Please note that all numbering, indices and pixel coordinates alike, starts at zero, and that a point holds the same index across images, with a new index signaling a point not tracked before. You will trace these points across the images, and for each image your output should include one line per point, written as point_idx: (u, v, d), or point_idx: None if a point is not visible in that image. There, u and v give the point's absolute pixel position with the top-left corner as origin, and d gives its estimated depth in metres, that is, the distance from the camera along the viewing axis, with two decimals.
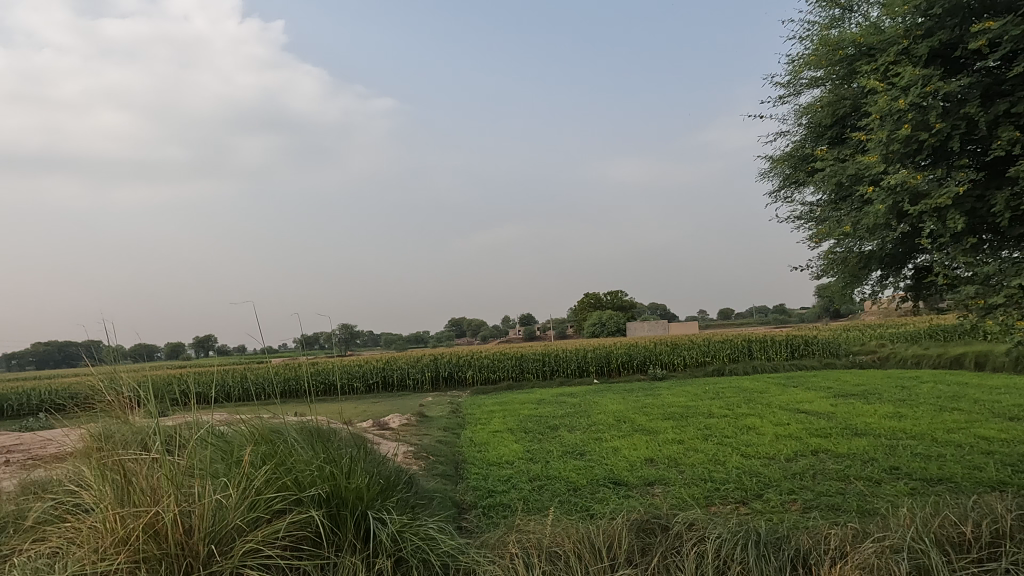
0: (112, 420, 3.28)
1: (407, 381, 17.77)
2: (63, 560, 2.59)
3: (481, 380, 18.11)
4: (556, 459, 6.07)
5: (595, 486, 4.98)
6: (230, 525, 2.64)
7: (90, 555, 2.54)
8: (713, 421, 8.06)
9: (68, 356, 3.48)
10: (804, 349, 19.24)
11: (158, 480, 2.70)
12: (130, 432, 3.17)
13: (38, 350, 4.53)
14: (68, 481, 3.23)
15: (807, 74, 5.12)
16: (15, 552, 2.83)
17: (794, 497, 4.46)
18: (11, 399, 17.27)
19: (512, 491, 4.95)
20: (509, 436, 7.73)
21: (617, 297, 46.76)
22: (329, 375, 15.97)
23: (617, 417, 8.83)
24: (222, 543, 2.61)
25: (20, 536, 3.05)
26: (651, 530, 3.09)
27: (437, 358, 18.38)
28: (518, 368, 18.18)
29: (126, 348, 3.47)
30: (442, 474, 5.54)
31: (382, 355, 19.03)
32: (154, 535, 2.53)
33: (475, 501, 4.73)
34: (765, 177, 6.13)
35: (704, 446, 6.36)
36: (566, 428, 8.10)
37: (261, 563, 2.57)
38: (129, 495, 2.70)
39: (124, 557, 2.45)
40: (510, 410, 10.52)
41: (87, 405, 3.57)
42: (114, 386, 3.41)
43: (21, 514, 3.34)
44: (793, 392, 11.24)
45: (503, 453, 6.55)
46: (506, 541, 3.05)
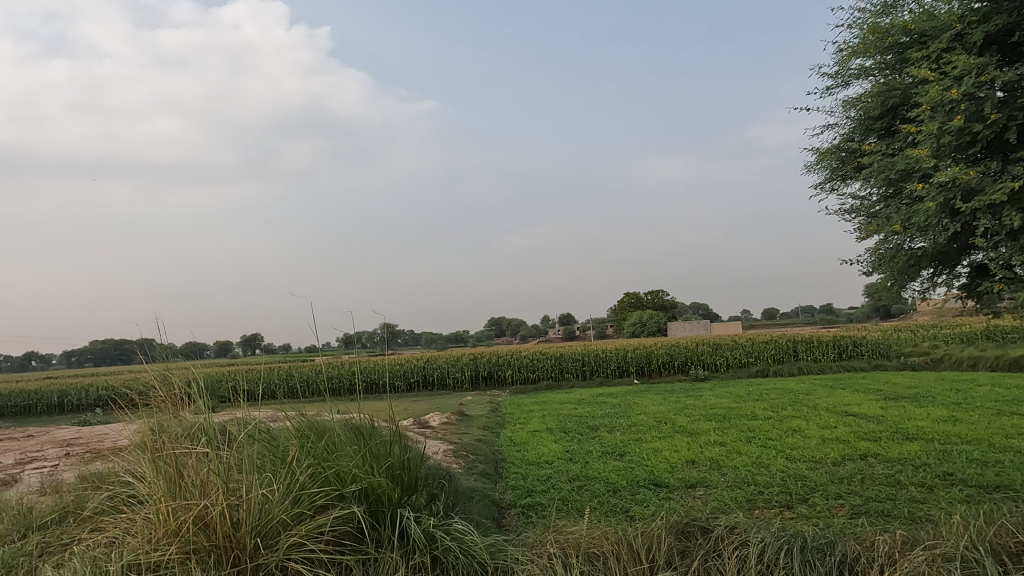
0: (164, 415, 3.40)
1: (447, 380, 18.02)
2: (118, 549, 2.70)
3: (520, 379, 18.16)
4: (595, 460, 6.04)
5: (635, 487, 4.94)
6: (275, 519, 2.72)
7: (144, 545, 2.65)
8: (756, 424, 7.89)
9: (125, 353, 3.64)
10: (852, 350, 18.69)
11: (206, 474, 2.81)
12: (181, 427, 3.29)
13: (98, 347, 4.75)
14: (122, 475, 3.36)
15: (855, 64, 4.94)
16: (75, 541, 2.97)
17: (841, 502, 4.34)
18: (71, 394, 18.11)
19: (551, 491, 4.93)
20: (548, 436, 7.72)
21: (658, 296, 46.29)
22: (371, 373, 16.27)
23: (658, 418, 8.73)
24: (268, 536, 2.69)
25: (79, 525, 3.17)
26: (691, 533, 3.05)
27: (476, 357, 18.51)
28: (557, 368, 18.14)
29: (178, 346, 3.61)
30: (481, 472, 5.58)
31: (422, 354, 19.30)
32: (204, 527, 2.63)
33: (514, 500, 4.74)
34: (810, 172, 5.95)
35: (747, 449, 6.22)
36: (605, 429, 8.05)
37: (305, 557, 2.63)
38: (181, 488, 2.81)
39: (176, 548, 2.58)
40: (549, 410, 10.53)
41: (142, 401, 3.72)
42: (167, 384, 3.55)
43: (79, 504, 3.47)
44: (840, 394, 10.92)
45: (541, 452, 6.55)
46: (544, 540, 3.04)
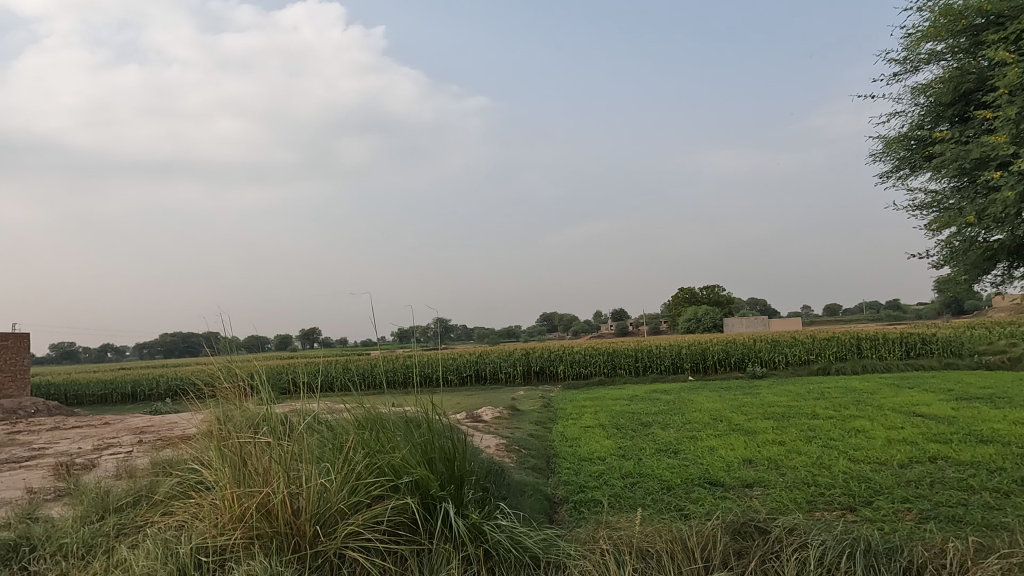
0: (229, 405, 3.55)
1: (500, 374, 18.17)
2: (187, 532, 2.84)
3: (572, 375, 18.12)
4: (649, 457, 5.98)
5: (689, 485, 4.86)
6: (333, 508, 2.80)
7: (211, 529, 2.77)
8: (816, 423, 7.65)
9: (194, 345, 3.81)
10: (921, 348, 17.87)
11: (269, 462, 2.92)
12: (245, 416, 3.43)
13: (169, 339, 4.98)
14: (191, 461, 3.52)
15: (925, 48, 4.72)
16: (147, 523, 3.13)
17: (908, 506, 4.16)
18: (143, 384, 19.06)
19: (603, 487, 4.91)
20: (601, 431, 7.68)
21: (714, 292, 45.36)
22: (425, 367, 16.53)
23: (713, 416, 8.57)
24: (326, 524, 2.77)
25: (152, 508, 3.34)
26: (748, 533, 2.99)
27: (528, 352, 18.57)
28: (609, 363, 18.01)
29: (241, 339, 3.75)
30: (534, 467, 5.60)
31: (475, 349, 19.49)
32: (266, 513, 2.74)
33: (567, 496, 4.74)
34: (875, 162, 5.71)
35: (807, 449, 6.04)
36: (659, 426, 7.95)
37: (361, 545, 2.70)
38: (245, 475, 2.93)
39: (240, 533, 2.70)
40: (602, 406, 10.47)
41: (209, 391, 3.89)
42: (232, 376, 3.71)
43: (151, 489, 3.65)
44: (908, 394, 10.47)
45: (594, 448, 6.52)
46: (597, 536, 3.03)
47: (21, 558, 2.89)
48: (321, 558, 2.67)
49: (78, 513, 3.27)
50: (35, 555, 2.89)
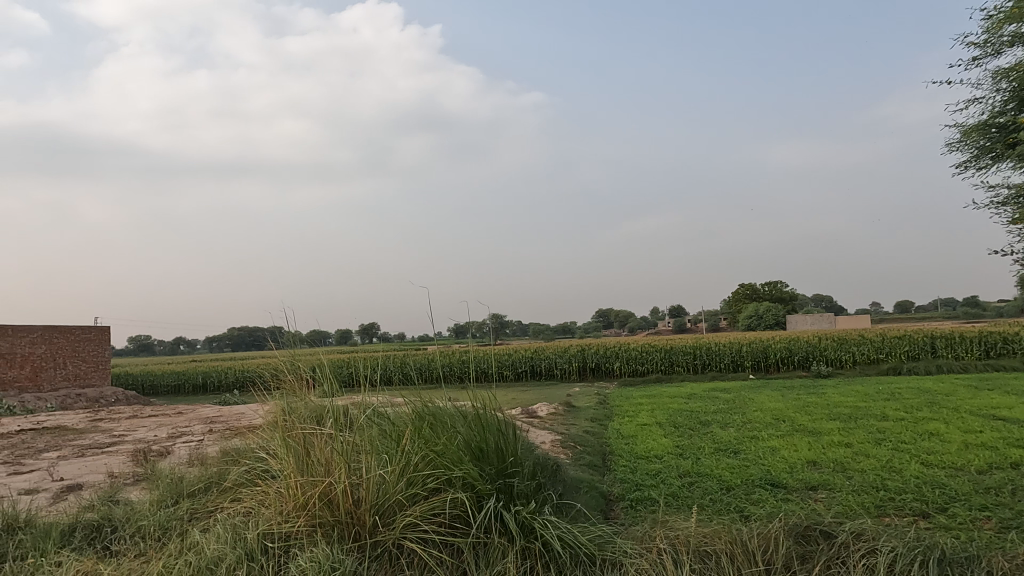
0: (293, 397, 3.67)
1: (555, 370, 18.20)
2: (255, 518, 2.95)
3: (628, 372, 17.94)
4: (707, 456, 5.86)
5: (750, 486, 4.74)
6: (392, 499, 2.86)
7: (276, 516, 2.88)
8: (886, 425, 7.32)
9: (260, 339, 3.95)
10: (1002, 348, 16.86)
11: (331, 453, 3.00)
12: (308, 408, 3.54)
13: (237, 333, 5.19)
14: (257, 451, 3.66)
15: (1008, 30, 4.44)
16: (218, 509, 3.28)
17: (987, 515, 3.94)
18: (213, 376, 19.92)
19: (661, 486, 4.84)
20: (658, 430, 7.57)
21: (777, 288, 44.02)
22: (481, 362, 16.67)
23: (775, 415, 8.32)
24: (385, 515, 2.84)
25: (222, 495, 3.49)
26: (812, 537, 2.89)
27: (584, 348, 18.49)
28: (667, 361, 17.74)
29: (304, 334, 3.86)
30: (589, 464, 5.57)
31: (530, 345, 19.53)
32: (328, 502, 2.82)
33: (623, 493, 4.69)
34: (952, 151, 5.42)
35: (877, 452, 5.79)
36: (718, 425, 7.78)
37: (419, 537, 2.76)
38: (308, 465, 3.03)
39: (304, 521, 2.79)
40: (659, 404, 10.33)
41: (274, 383, 4.03)
42: (295, 369, 3.83)
43: (221, 476, 3.81)
44: (987, 396, 9.89)
45: (651, 446, 6.44)
46: (654, 535, 2.99)
47: (103, 538, 3.07)
48: (380, 547, 2.73)
49: (154, 497, 3.45)
50: (116, 536, 3.06)
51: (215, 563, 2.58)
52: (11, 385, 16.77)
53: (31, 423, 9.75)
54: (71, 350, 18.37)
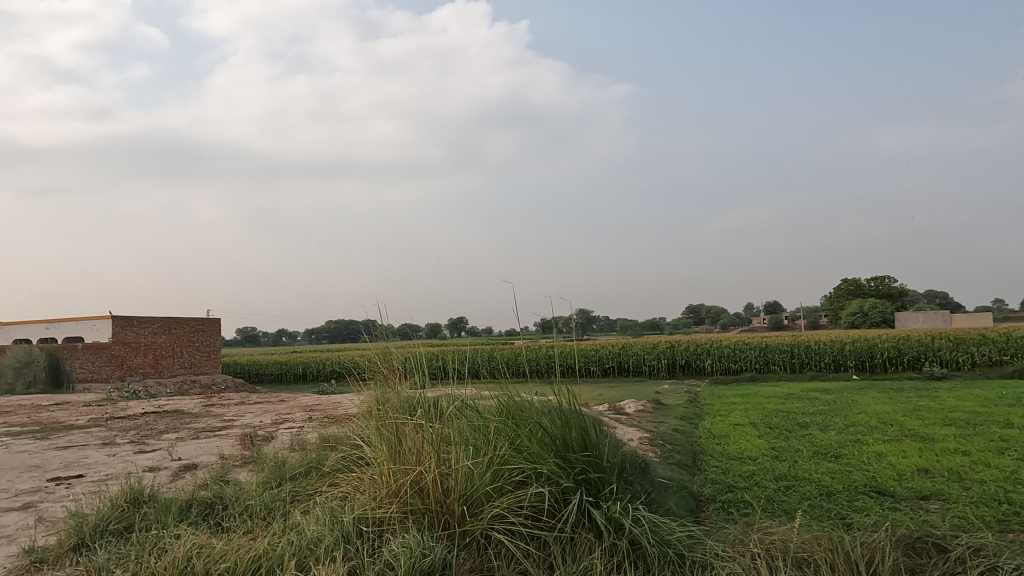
0: (385, 387, 3.81)
1: (643, 367, 17.95)
2: (350, 503, 3.08)
3: (720, 370, 17.40)
4: (806, 460, 5.58)
5: (853, 493, 4.48)
6: (479, 489, 2.91)
7: (370, 501, 3.00)
8: (1011, 433, 6.71)
9: (355, 332, 4.12)
10: None
11: (421, 443, 3.09)
12: (400, 399, 3.66)
13: (334, 326, 5.43)
14: (352, 438, 3.82)
15: None
16: (317, 492, 3.45)
17: None
18: (313, 366, 20.97)
19: (755, 489, 4.65)
20: (752, 430, 7.30)
21: (884, 283, 41.30)
22: (567, 358, 16.66)
23: (882, 419, 7.82)
24: (473, 505, 2.89)
25: (321, 479, 3.67)
26: (923, 550, 2.70)
27: (673, 345, 18.10)
28: (761, 359, 17.05)
29: (396, 327, 3.99)
30: (679, 463, 5.44)
31: (618, 340, 19.32)
32: (418, 490, 2.91)
33: (714, 495, 4.55)
34: None
35: (999, 462, 5.32)
36: (818, 427, 7.40)
37: (506, 529, 2.79)
38: (400, 453, 3.14)
39: (396, 507, 2.89)
40: (754, 404, 9.95)
41: (368, 374, 4.19)
42: (388, 361, 3.98)
43: (320, 461, 4.00)
44: None
45: (744, 447, 6.22)
46: (747, 539, 2.89)
47: (216, 514, 3.30)
48: (468, 536, 2.79)
49: (260, 479, 3.68)
50: (227, 513, 3.28)
51: (315, 543, 2.72)
52: (137, 371, 18.37)
53: (155, 407, 10.63)
54: (187, 340, 19.87)
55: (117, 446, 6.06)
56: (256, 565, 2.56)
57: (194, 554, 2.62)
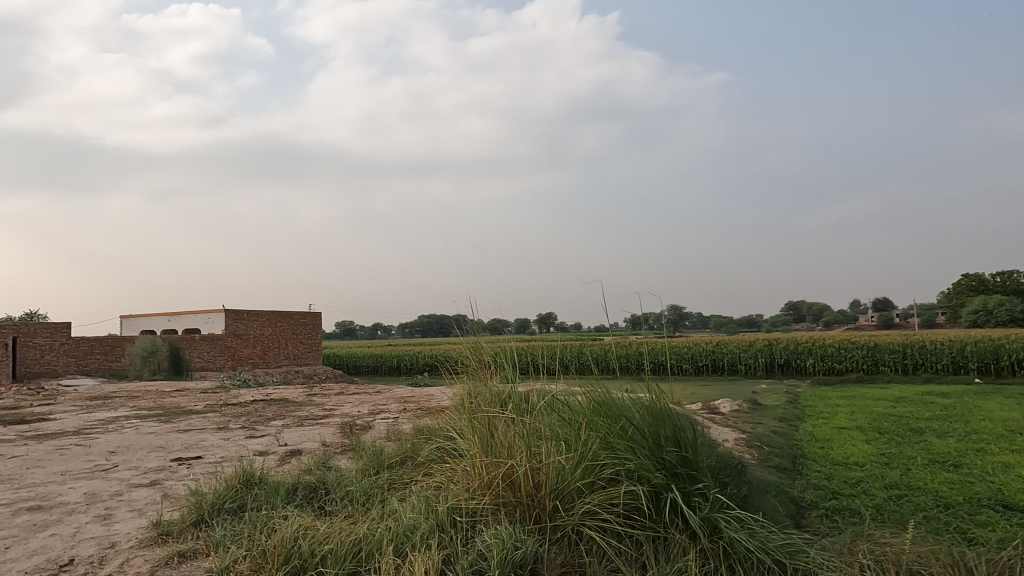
0: (477, 380, 3.88)
1: (739, 366, 17.35)
2: (444, 492, 3.16)
3: (823, 370, 16.51)
4: (921, 468, 5.20)
5: (976, 506, 4.13)
6: (570, 485, 2.91)
7: (463, 492, 3.06)
8: None
9: (447, 326, 4.22)
10: None
11: (512, 437, 3.13)
12: (491, 392, 3.71)
13: (427, 321, 5.58)
14: (445, 430, 3.92)
15: None
16: (413, 481, 3.56)
17: None
18: (407, 360, 21.66)
19: (862, 497, 4.39)
20: (859, 435, 6.88)
21: (1012, 279, 37.74)
22: (659, 355, 16.34)
23: (1010, 427, 7.15)
24: (565, 500, 2.90)
25: (416, 468, 3.79)
26: None
27: (771, 343, 17.38)
28: (870, 360, 16.03)
29: (485, 322, 4.05)
30: (778, 466, 5.21)
31: (712, 338, 18.75)
32: (510, 483, 2.95)
33: (816, 501, 4.33)
34: None
35: None
36: (934, 433, 6.88)
37: (598, 525, 2.78)
38: (492, 446, 3.18)
39: (489, 499, 2.94)
40: (861, 406, 9.38)
41: (460, 368, 4.28)
42: (478, 355, 4.05)
43: (415, 451, 4.13)
44: None
45: (850, 452, 5.87)
46: (855, 548, 2.73)
47: (319, 498, 3.48)
48: (560, 531, 2.80)
49: (360, 466, 3.84)
50: (329, 498, 3.45)
51: (411, 531, 2.80)
52: (247, 361, 19.65)
53: (264, 395, 11.32)
54: (292, 332, 21.04)
55: (230, 430, 6.51)
56: (356, 548, 2.67)
57: (300, 534, 2.76)
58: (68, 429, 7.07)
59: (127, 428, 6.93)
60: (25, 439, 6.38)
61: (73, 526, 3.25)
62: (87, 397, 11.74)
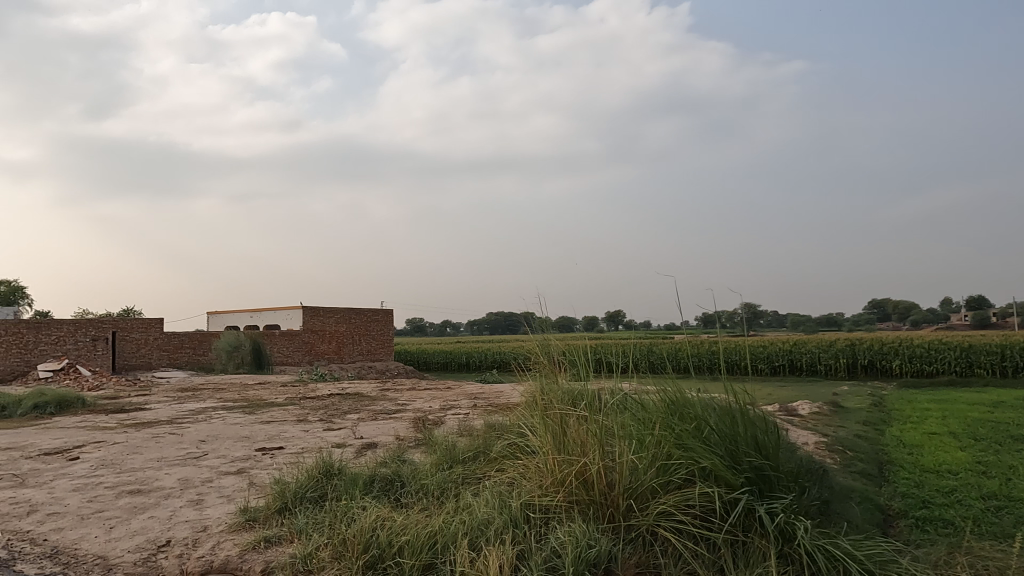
0: (548, 378, 3.88)
1: (818, 366, 16.68)
2: (518, 488, 3.18)
3: (911, 372, 15.65)
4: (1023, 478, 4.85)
5: None
6: (645, 485, 2.87)
7: (537, 488, 3.07)
8: None
9: (517, 323, 4.24)
10: None
11: (585, 434, 3.11)
12: (563, 390, 3.70)
13: (496, 318, 5.62)
14: (517, 426, 3.93)
15: None
16: (486, 477, 3.60)
17: None
18: (476, 356, 21.92)
19: (957, 507, 4.13)
20: (952, 441, 6.48)
21: None
22: (732, 354, 15.91)
23: None
24: (639, 500, 2.86)
25: (489, 464, 3.83)
26: None
27: (853, 342, 16.62)
28: (963, 362, 15.07)
29: (554, 320, 4.05)
30: (862, 472, 4.97)
31: (789, 337, 18.09)
32: (584, 481, 2.94)
33: (905, 510, 4.10)
34: None
35: None
36: None
37: (673, 526, 2.73)
38: (564, 444, 3.18)
39: (562, 497, 2.93)
40: (954, 411, 8.82)
41: (530, 365, 4.29)
42: (548, 352, 4.05)
43: (487, 446, 4.17)
44: None
45: (942, 459, 5.54)
46: (952, 561, 2.57)
47: (395, 490, 3.56)
48: (634, 531, 2.77)
49: (433, 460, 3.91)
50: (405, 490, 3.53)
51: (485, 525, 2.83)
52: (323, 356, 20.37)
53: (340, 389, 11.71)
54: (365, 328, 21.67)
55: (309, 422, 6.76)
56: (432, 540, 2.72)
57: (378, 525, 2.84)
58: (162, 418, 7.53)
59: (216, 418, 7.32)
60: (126, 427, 6.83)
61: (169, 510, 3.46)
62: (179, 388, 12.47)
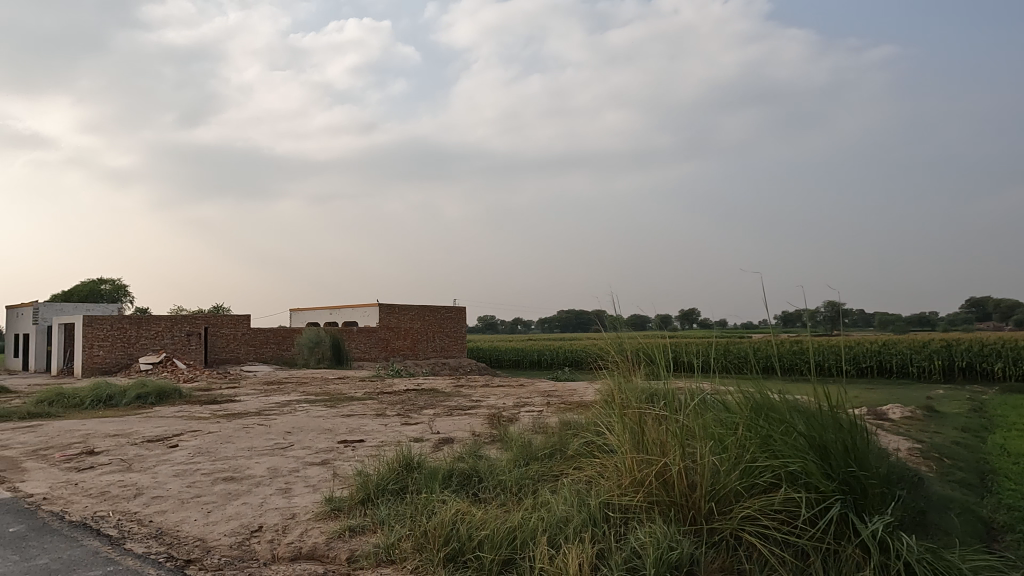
0: (623, 377, 3.83)
1: (910, 368, 15.79)
2: (596, 487, 3.16)
3: (1015, 375, 14.58)
4: None
5: None
6: (728, 487, 2.79)
7: (615, 487, 3.05)
8: None
9: (590, 322, 4.21)
10: None
11: (665, 435, 3.06)
12: (640, 390, 3.64)
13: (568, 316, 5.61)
14: (593, 425, 3.90)
15: None
16: (562, 475, 3.59)
17: None
18: (547, 354, 21.94)
19: None
20: None
21: None
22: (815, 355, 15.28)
23: None
24: (722, 503, 2.79)
25: (565, 462, 3.82)
26: None
27: (949, 343, 15.63)
28: None
29: (626, 318, 4.00)
30: (962, 481, 4.66)
31: (877, 337, 17.20)
32: (664, 482, 2.89)
33: (1011, 524, 3.82)
34: None
35: None
36: None
37: (759, 531, 2.65)
38: (643, 443, 3.13)
39: (641, 497, 2.89)
40: None
41: (603, 364, 4.25)
42: (622, 351, 4.00)
43: (563, 444, 4.16)
44: None
45: None
46: None
47: (473, 485, 3.61)
48: (717, 535, 2.70)
49: (510, 457, 3.94)
50: (483, 486, 3.57)
51: (563, 523, 2.83)
52: (398, 352, 20.89)
53: (416, 385, 11.99)
54: (438, 325, 22.08)
55: (387, 416, 6.95)
56: (511, 535, 2.74)
57: (458, 518, 2.89)
58: (251, 410, 7.92)
59: (300, 411, 7.64)
60: (218, 417, 7.23)
61: (260, 497, 3.63)
62: (265, 382, 13.10)
